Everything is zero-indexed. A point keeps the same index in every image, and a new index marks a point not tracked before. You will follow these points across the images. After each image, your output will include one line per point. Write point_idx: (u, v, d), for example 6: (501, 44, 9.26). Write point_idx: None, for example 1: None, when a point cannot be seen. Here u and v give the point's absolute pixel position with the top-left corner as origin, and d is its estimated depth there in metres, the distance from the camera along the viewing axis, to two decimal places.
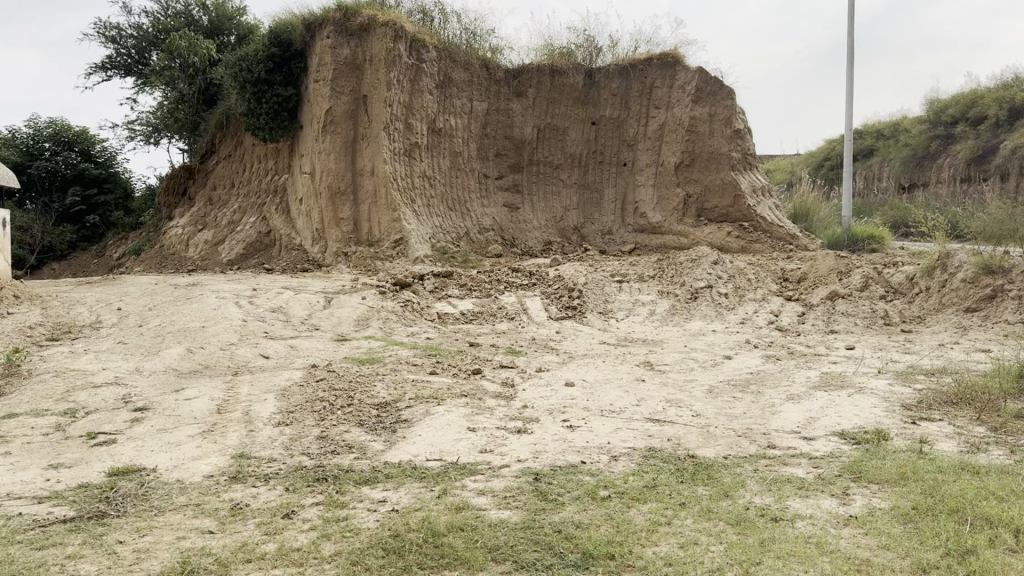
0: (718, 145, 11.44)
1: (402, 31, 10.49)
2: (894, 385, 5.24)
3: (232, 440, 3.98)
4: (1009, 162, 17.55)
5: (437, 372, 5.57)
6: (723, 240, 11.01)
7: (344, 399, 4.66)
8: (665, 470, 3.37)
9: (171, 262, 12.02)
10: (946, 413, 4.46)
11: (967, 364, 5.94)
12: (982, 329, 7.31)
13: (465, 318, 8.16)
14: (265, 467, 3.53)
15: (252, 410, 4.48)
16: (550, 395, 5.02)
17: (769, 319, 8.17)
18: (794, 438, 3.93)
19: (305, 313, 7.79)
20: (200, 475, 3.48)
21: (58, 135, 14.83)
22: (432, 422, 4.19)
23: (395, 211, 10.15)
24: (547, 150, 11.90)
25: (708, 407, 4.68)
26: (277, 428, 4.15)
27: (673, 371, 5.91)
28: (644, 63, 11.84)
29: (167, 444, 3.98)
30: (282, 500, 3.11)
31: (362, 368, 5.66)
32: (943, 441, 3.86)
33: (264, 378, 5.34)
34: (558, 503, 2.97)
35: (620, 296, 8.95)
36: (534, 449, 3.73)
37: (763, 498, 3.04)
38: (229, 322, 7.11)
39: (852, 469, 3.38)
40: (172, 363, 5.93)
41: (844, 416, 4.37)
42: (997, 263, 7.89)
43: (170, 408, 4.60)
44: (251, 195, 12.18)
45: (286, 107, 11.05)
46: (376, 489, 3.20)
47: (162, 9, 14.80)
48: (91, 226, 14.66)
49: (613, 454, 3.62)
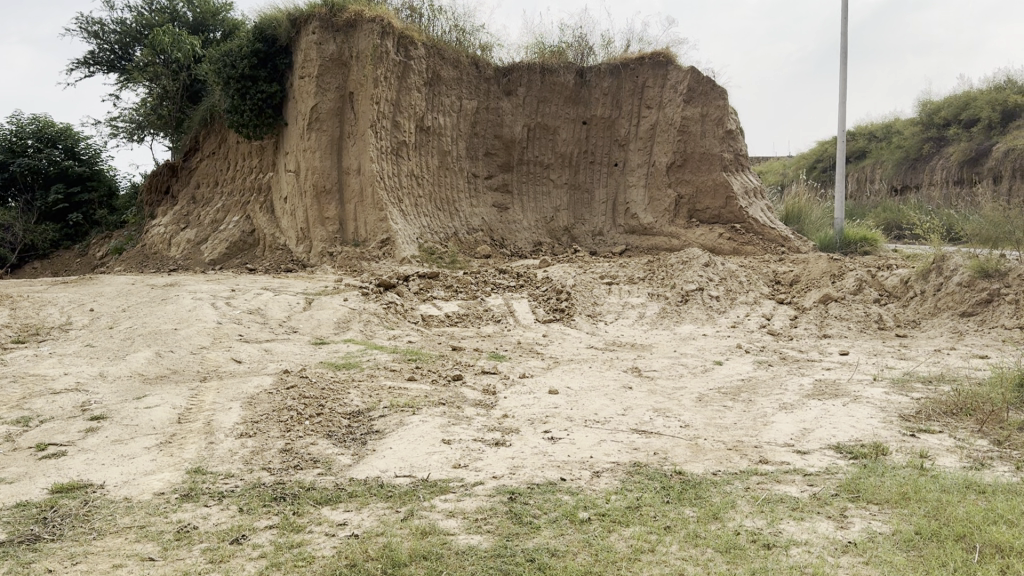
0: (710, 146, 11.25)
1: (389, 27, 10.24)
2: (890, 394, 5.03)
3: (189, 453, 3.76)
4: (1002, 164, 17.36)
5: (416, 378, 5.32)
6: (715, 241, 10.82)
7: (313, 408, 4.40)
8: (650, 488, 3.13)
9: (152, 262, 11.73)
10: (945, 424, 4.24)
11: (964, 371, 5.73)
12: (978, 335, 7.12)
13: (450, 320, 7.93)
14: (220, 484, 3.31)
15: (214, 420, 4.23)
16: (532, 403, 4.78)
17: (760, 323, 7.95)
18: (787, 452, 3.70)
19: (283, 316, 7.53)
20: (149, 493, 3.27)
21: (41, 132, 14.46)
22: (405, 434, 3.94)
23: (382, 211, 9.89)
24: (537, 150, 11.67)
25: (697, 417, 4.44)
26: (239, 440, 3.91)
27: (662, 377, 5.69)
28: (636, 62, 11.61)
29: (120, 457, 3.75)
30: (233, 523, 2.88)
31: (337, 373, 5.42)
32: (945, 457, 3.64)
33: (232, 385, 5.07)
34: (532, 527, 2.73)
35: (609, 298, 8.73)
36: (510, 464, 3.48)
37: (754, 521, 2.80)
38: (203, 324, 6.85)
39: (850, 487, 3.16)
40: (139, 368, 5.67)
41: (840, 427, 4.15)
42: (993, 266, 7.65)
43: (128, 417, 4.35)
44: (235, 193, 11.92)
45: (271, 104, 10.77)
46: (337, 509, 2.96)
47: (145, 4, 14.47)
48: (75, 224, 14.32)
49: (596, 470, 3.38)
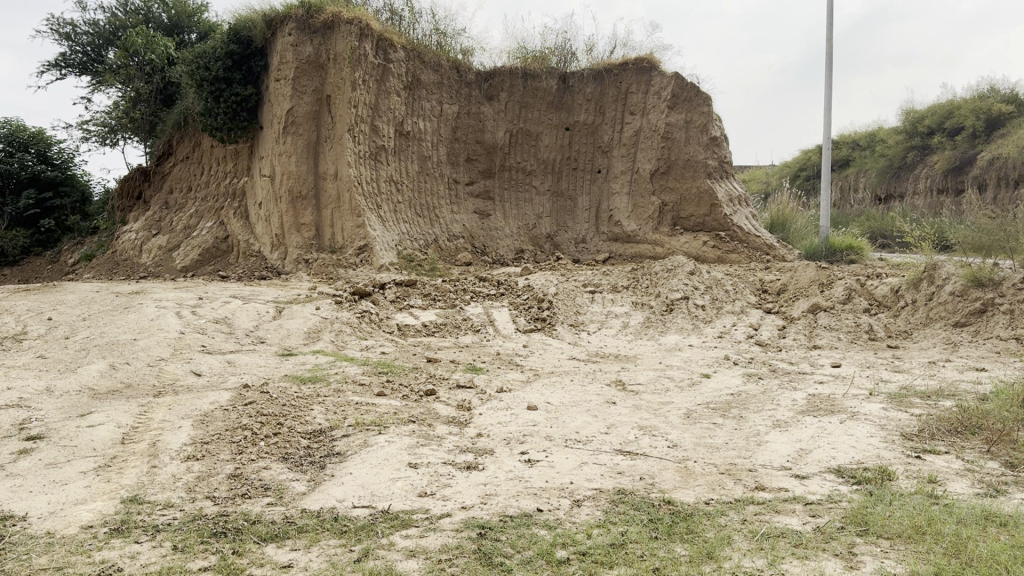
0: (695, 153, 10.99)
1: (368, 29, 9.91)
2: (890, 410, 4.73)
3: (128, 479, 3.40)
4: (986, 173, 17.25)
5: (385, 394, 4.96)
6: (699, 249, 10.54)
7: (270, 427, 4.04)
8: (637, 521, 2.81)
9: (122, 268, 11.30)
10: (950, 444, 3.96)
11: (964, 385, 5.46)
12: (972, 346, 6.87)
13: (427, 330, 7.58)
14: (156, 516, 2.97)
15: (161, 441, 3.88)
16: (509, 421, 4.44)
17: (748, 333, 7.68)
18: (785, 477, 3.40)
19: (251, 326, 7.16)
20: (75, 526, 2.91)
21: (12, 136, 13.80)
22: (367, 457, 3.59)
23: (359, 216, 9.54)
24: (520, 156, 11.38)
25: (686, 436, 4.13)
26: (184, 464, 3.56)
27: (647, 392, 5.36)
28: (620, 67, 11.36)
29: (51, 483, 3.38)
30: (162, 564, 2.55)
31: (303, 388, 5.06)
32: (955, 482, 3.35)
33: (186, 401, 4.70)
34: (502, 570, 2.42)
35: (593, 307, 8.42)
36: (482, 492, 3.15)
37: (753, 560, 2.49)
38: (163, 334, 6.45)
39: (856, 518, 2.86)
40: (90, 381, 5.28)
41: (839, 448, 3.85)
42: (987, 275, 7.43)
43: (67, 437, 3.98)
44: (208, 198, 11.52)
45: (245, 107, 10.39)
46: (283, 548, 2.64)
47: (119, 5, 14.08)
48: (46, 231, 13.81)
49: (576, 499, 3.06)
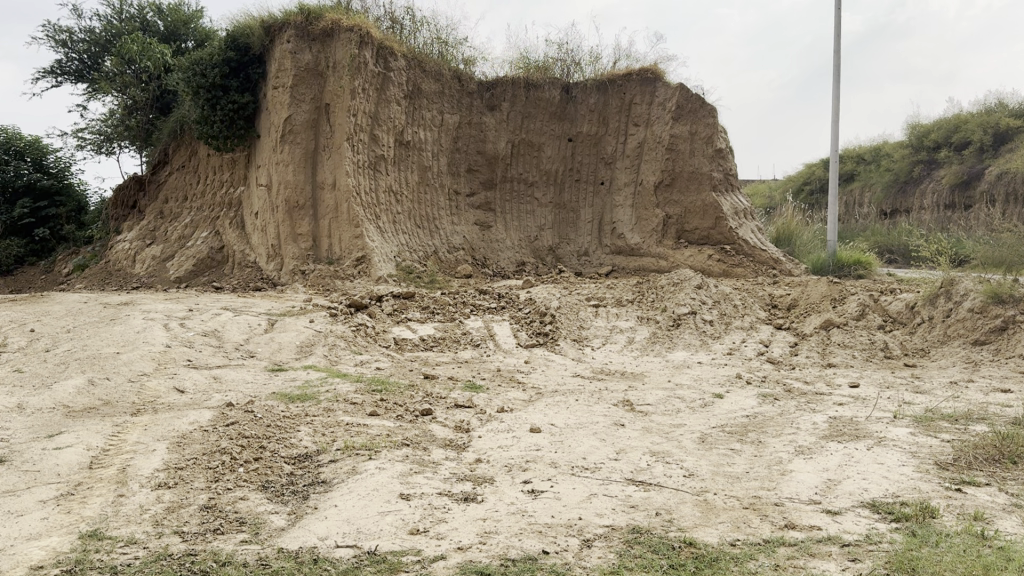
0: (699, 165, 10.70)
1: (368, 37, 9.64)
2: (918, 435, 4.39)
3: (91, 511, 3.07)
4: (996, 187, 16.96)
5: (379, 414, 4.63)
6: (704, 263, 10.24)
7: (251, 452, 3.73)
8: (656, 569, 2.49)
9: (114, 279, 10.99)
10: (989, 474, 3.64)
11: (991, 408, 5.14)
12: (994, 365, 6.56)
13: (425, 344, 7.27)
14: (116, 555, 2.65)
15: (132, 466, 3.56)
16: (510, 445, 4.12)
17: (758, 350, 7.37)
18: (816, 513, 3.08)
19: (241, 339, 6.84)
20: (23, 567, 2.59)
21: (7, 144, 13.56)
22: (355, 486, 3.27)
23: (357, 227, 9.24)
24: (522, 167, 11.11)
25: (702, 464, 3.81)
26: (155, 493, 3.24)
27: (657, 414, 5.03)
28: (624, 77, 11.09)
29: (6, 515, 3.06)
30: None
31: (290, 407, 4.75)
32: (1002, 520, 3.03)
33: (165, 421, 4.38)
34: None
35: (596, 322, 8.10)
36: (480, 529, 2.83)
37: None
38: (147, 348, 6.13)
39: (902, 564, 2.54)
40: (66, 399, 4.96)
41: (870, 479, 3.53)
42: (1007, 291, 7.08)
43: (31, 461, 3.66)
44: (204, 209, 11.23)
45: (242, 115, 10.08)
46: None
47: (116, 12, 13.83)
48: (41, 240, 13.52)
49: (586, 538, 2.74)
